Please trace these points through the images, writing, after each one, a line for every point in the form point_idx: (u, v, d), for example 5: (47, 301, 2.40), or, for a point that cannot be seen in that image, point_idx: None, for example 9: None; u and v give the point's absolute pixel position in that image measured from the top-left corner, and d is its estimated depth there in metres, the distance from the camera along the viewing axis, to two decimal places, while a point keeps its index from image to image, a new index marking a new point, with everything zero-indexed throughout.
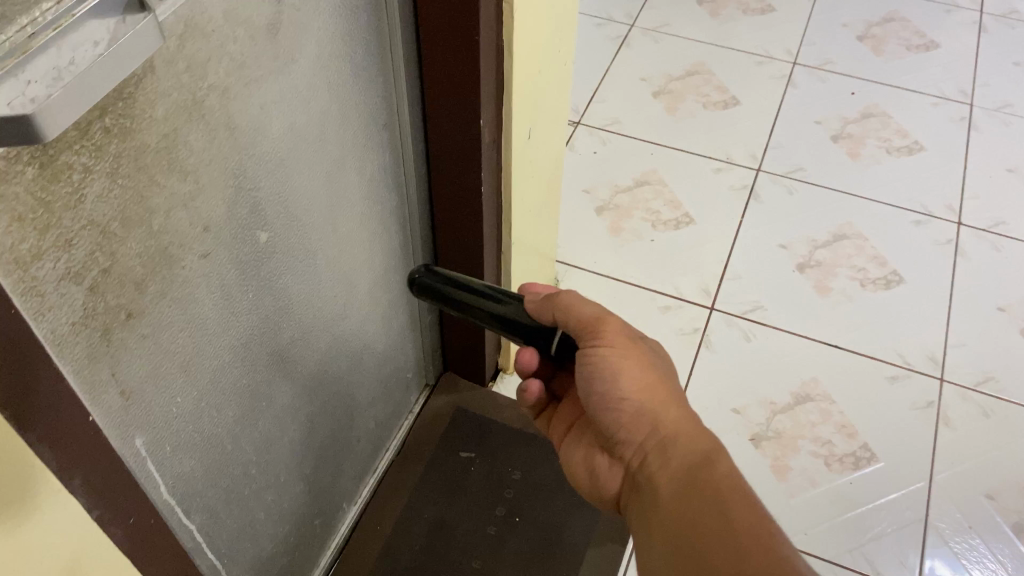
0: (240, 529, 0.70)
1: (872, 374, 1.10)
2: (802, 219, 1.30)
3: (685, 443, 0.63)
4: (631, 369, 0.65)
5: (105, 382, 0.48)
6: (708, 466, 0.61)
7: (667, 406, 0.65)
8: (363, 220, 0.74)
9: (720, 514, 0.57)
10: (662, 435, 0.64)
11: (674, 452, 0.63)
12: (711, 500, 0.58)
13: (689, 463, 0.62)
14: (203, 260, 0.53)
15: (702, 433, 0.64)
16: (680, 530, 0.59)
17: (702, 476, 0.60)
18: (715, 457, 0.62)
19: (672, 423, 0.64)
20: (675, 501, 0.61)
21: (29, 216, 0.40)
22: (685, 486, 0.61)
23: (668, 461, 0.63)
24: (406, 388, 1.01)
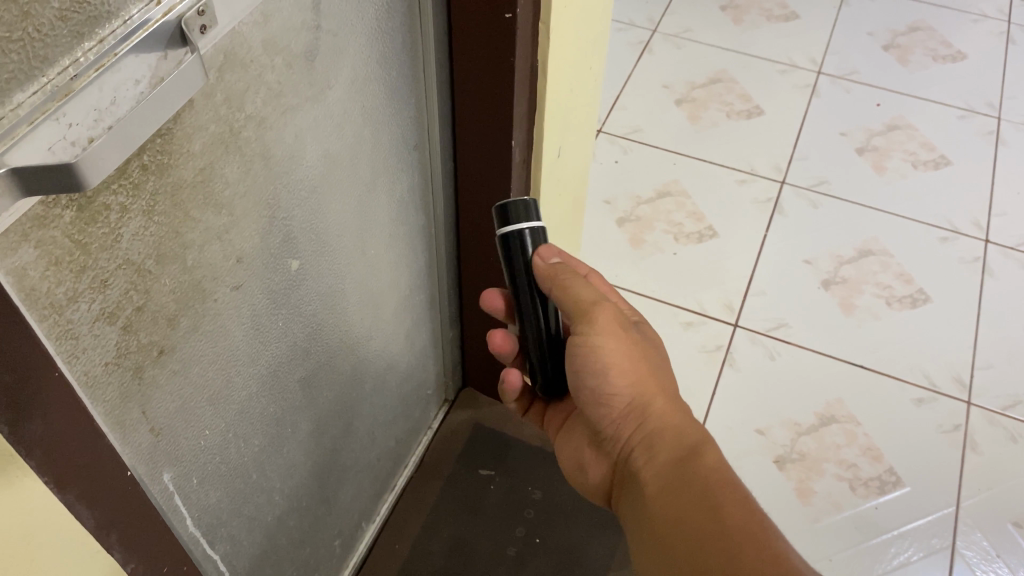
0: (263, 554, 0.69)
1: (898, 396, 1.08)
2: (827, 234, 1.28)
3: (672, 437, 0.60)
4: (622, 359, 0.61)
5: (135, 420, 0.47)
6: (695, 459, 0.57)
7: (658, 399, 0.62)
8: (391, 241, 0.73)
9: (709, 511, 0.53)
10: (648, 429, 0.61)
11: (661, 447, 0.59)
12: (699, 495, 0.54)
13: (675, 457, 0.58)
14: (236, 291, 0.52)
15: (690, 423, 0.61)
16: (667, 530, 0.55)
17: (689, 472, 0.56)
18: (703, 451, 0.58)
19: (660, 415, 0.61)
20: (662, 498, 0.57)
21: (65, 259, 0.38)
22: (670, 482, 0.57)
23: (655, 456, 0.59)
24: (426, 404, 1.00)
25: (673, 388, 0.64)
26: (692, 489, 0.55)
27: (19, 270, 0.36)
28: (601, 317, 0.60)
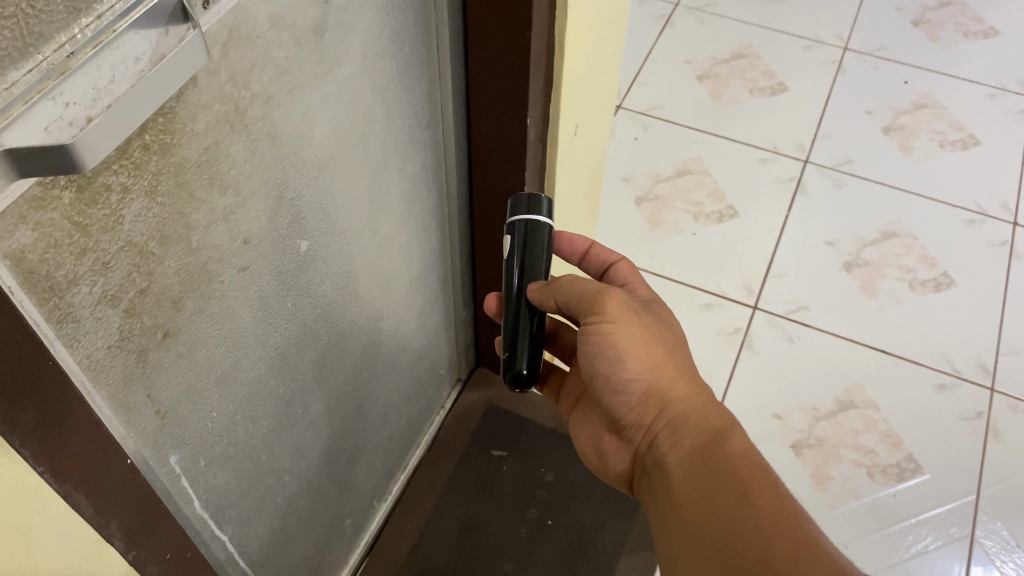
0: (273, 535, 0.69)
1: (919, 381, 1.06)
2: (850, 215, 1.26)
3: (698, 424, 0.58)
4: (636, 348, 0.59)
5: (140, 403, 0.46)
6: (723, 447, 0.56)
7: (677, 381, 0.60)
8: (402, 221, 0.72)
9: (739, 501, 0.52)
10: (673, 415, 0.59)
11: (685, 434, 0.58)
12: (727, 484, 0.53)
13: (701, 445, 0.57)
14: (243, 273, 0.51)
15: (716, 409, 0.59)
16: (696, 523, 0.53)
17: (717, 462, 0.55)
18: (729, 437, 0.56)
19: (683, 402, 0.59)
20: (690, 486, 0.55)
21: (66, 241, 0.37)
22: (698, 471, 0.56)
23: (679, 443, 0.58)
24: (439, 384, 0.99)
25: (691, 369, 0.62)
26: (720, 479, 0.54)
27: (17, 253, 0.35)
28: (607, 314, 0.59)
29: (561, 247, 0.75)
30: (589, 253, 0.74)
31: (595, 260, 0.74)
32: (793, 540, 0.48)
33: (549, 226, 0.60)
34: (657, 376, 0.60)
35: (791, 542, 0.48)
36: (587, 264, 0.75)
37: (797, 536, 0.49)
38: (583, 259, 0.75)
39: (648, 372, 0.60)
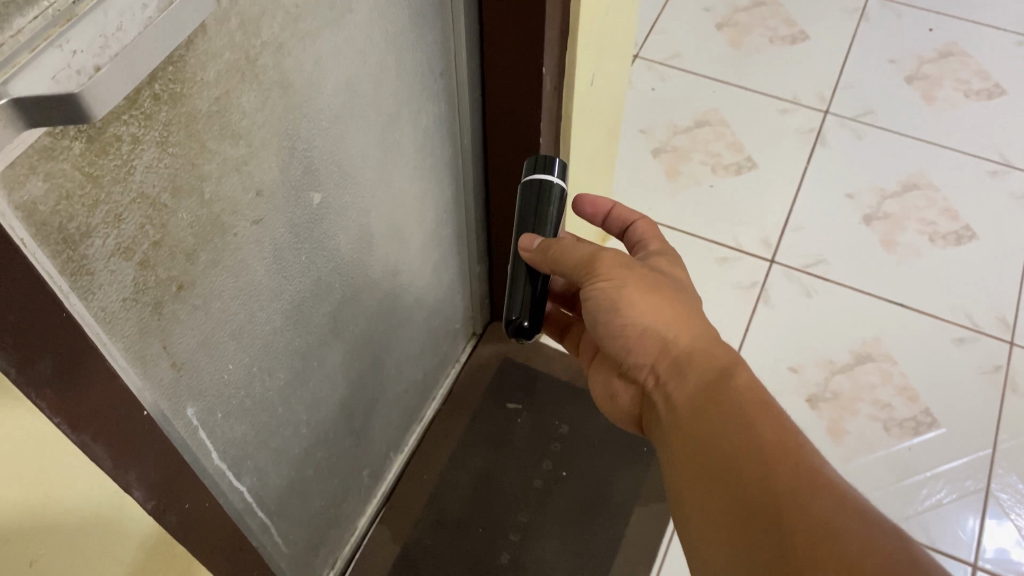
0: (291, 486, 0.70)
1: (937, 335, 1.05)
2: (871, 167, 1.23)
3: (702, 360, 0.57)
4: (635, 296, 0.59)
5: (156, 355, 0.47)
6: (726, 381, 0.55)
7: (681, 323, 0.59)
8: (416, 174, 0.71)
9: (740, 430, 0.51)
10: (676, 354, 0.58)
11: (689, 371, 0.57)
12: (729, 416, 0.52)
13: (705, 381, 0.56)
14: (257, 226, 0.51)
15: (720, 346, 0.58)
16: (699, 456, 0.52)
17: (720, 395, 0.54)
18: (733, 371, 0.55)
19: (686, 342, 0.58)
20: (692, 422, 0.54)
21: (77, 192, 0.37)
22: (700, 406, 0.55)
23: (683, 382, 0.57)
24: (454, 338, 0.99)
25: (698, 312, 0.61)
26: (721, 411, 0.53)
27: (29, 205, 0.35)
28: (603, 264, 0.59)
29: (584, 208, 0.75)
30: (612, 213, 0.74)
31: (618, 220, 0.74)
32: (799, 468, 0.47)
33: (560, 187, 0.61)
34: (658, 318, 0.59)
35: (797, 471, 0.47)
36: (610, 223, 0.75)
37: (803, 465, 0.48)
38: (607, 220, 0.75)
39: (648, 315, 0.59)
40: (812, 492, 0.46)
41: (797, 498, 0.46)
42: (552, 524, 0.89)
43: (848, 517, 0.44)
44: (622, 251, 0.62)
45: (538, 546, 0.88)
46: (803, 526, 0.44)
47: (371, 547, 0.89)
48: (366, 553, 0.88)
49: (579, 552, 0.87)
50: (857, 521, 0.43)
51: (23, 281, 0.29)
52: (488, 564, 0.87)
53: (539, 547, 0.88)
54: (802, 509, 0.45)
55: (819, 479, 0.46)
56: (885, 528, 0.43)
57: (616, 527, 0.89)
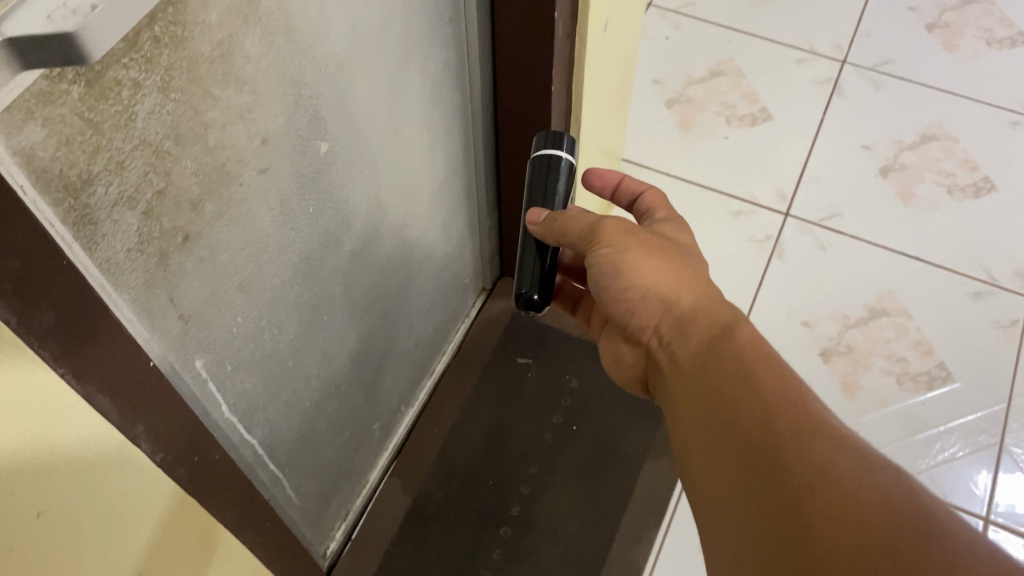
0: (302, 439, 0.70)
1: (953, 290, 1.04)
2: (890, 118, 1.21)
3: (704, 319, 0.54)
4: (637, 261, 0.57)
5: (163, 307, 0.46)
6: (728, 335, 0.51)
7: (685, 284, 0.56)
8: (425, 124, 0.69)
9: (742, 383, 0.47)
10: (678, 316, 0.55)
11: (692, 330, 0.54)
12: (731, 369, 0.48)
13: (707, 337, 0.53)
14: (263, 175, 0.50)
15: (724, 304, 0.55)
16: (698, 415, 0.49)
17: (719, 348, 0.51)
18: (736, 326, 0.52)
19: (689, 302, 0.55)
20: (695, 381, 0.51)
21: (77, 139, 0.36)
22: (703, 362, 0.51)
23: (687, 342, 0.54)
24: (464, 293, 0.99)
25: (704, 275, 0.58)
26: (723, 365, 0.49)
27: (28, 151, 0.34)
28: (603, 231, 0.58)
29: (593, 181, 0.73)
30: (622, 185, 0.72)
31: (628, 192, 0.72)
32: (797, 413, 0.44)
33: (567, 162, 0.61)
34: (659, 279, 0.57)
35: (793, 417, 0.43)
36: (620, 196, 0.73)
37: (801, 410, 0.44)
38: (618, 191, 0.73)
39: (650, 277, 0.57)
40: (809, 437, 0.42)
41: (791, 446, 0.42)
42: (562, 477, 0.89)
43: (845, 461, 0.40)
44: (627, 220, 0.60)
45: (548, 499, 0.88)
46: (796, 474, 0.41)
47: (383, 500, 0.89)
48: (378, 506, 0.89)
49: (589, 504, 0.87)
50: (855, 465, 0.40)
51: (19, 226, 0.28)
52: (498, 515, 0.87)
53: (549, 499, 0.88)
54: (803, 457, 0.41)
55: (823, 427, 0.42)
56: (886, 472, 0.39)
57: (627, 480, 0.89)
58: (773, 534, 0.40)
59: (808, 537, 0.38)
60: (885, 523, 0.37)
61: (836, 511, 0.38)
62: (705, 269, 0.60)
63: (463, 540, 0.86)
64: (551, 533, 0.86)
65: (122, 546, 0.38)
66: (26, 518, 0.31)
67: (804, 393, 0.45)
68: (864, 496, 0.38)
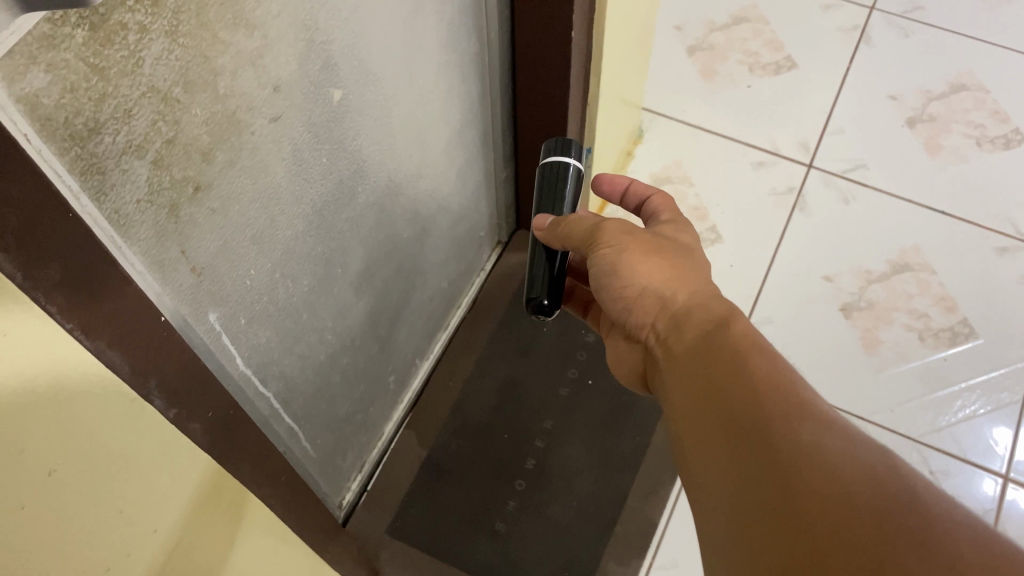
0: (317, 392, 0.69)
1: (979, 245, 1.02)
2: (918, 67, 1.17)
3: (700, 314, 0.50)
4: (636, 260, 0.54)
5: (174, 260, 0.45)
6: (722, 327, 0.48)
7: (681, 279, 0.53)
8: (440, 72, 0.68)
9: (735, 376, 0.44)
10: (675, 311, 0.52)
11: (686, 324, 0.51)
12: (723, 362, 0.45)
13: (702, 330, 0.49)
14: (275, 124, 0.48)
15: (723, 299, 0.51)
16: (688, 408, 0.47)
17: (712, 338, 0.48)
18: (731, 319, 0.49)
19: (686, 299, 0.52)
20: (687, 375, 0.48)
21: (82, 85, 0.35)
22: (696, 354, 0.48)
23: (681, 335, 0.51)
24: (479, 246, 0.97)
25: (703, 272, 0.55)
26: (715, 358, 0.46)
27: (31, 98, 0.32)
28: (605, 232, 0.54)
29: (602, 187, 0.72)
30: (629, 190, 0.70)
31: (636, 196, 0.70)
32: (794, 407, 0.41)
33: (576, 168, 0.61)
34: (655, 276, 0.53)
35: (789, 409, 0.41)
36: (628, 200, 0.70)
37: (795, 401, 0.41)
38: (626, 197, 0.71)
39: (646, 275, 0.53)
40: (803, 431, 0.39)
41: (784, 437, 0.39)
42: (577, 431, 0.89)
43: (839, 452, 0.37)
44: (629, 220, 0.57)
45: (563, 452, 0.88)
46: (788, 465, 0.38)
47: (399, 452, 0.89)
48: (393, 458, 0.89)
49: (604, 458, 0.87)
50: (856, 461, 0.37)
51: (16, 171, 0.27)
52: (512, 468, 0.87)
53: (564, 453, 0.88)
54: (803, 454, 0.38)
55: (821, 424, 0.39)
56: (882, 462, 0.37)
57: (642, 434, 0.89)
58: (772, 532, 0.37)
59: (800, 531, 0.36)
60: (881, 515, 0.34)
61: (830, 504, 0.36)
62: (706, 271, 0.56)
63: (477, 492, 0.86)
64: (566, 486, 0.86)
65: (144, 518, 0.37)
66: (31, 468, 0.29)
67: (799, 385, 0.42)
68: (859, 488, 0.36)
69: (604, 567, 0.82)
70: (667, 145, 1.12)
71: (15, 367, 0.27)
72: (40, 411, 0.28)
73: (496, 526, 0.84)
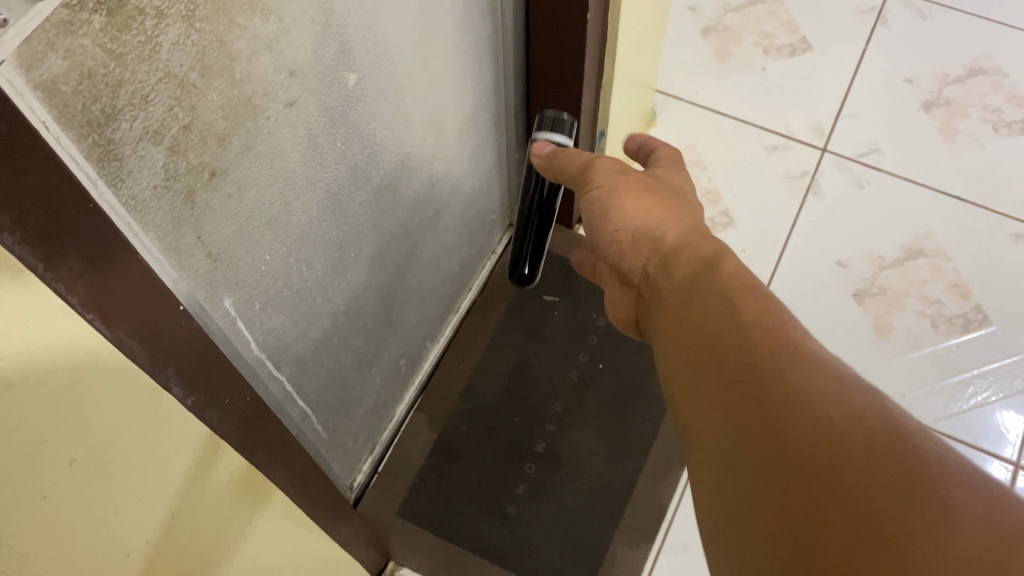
0: (330, 375, 0.69)
1: (994, 231, 1.01)
2: (935, 50, 1.16)
3: (688, 252, 0.47)
4: (625, 196, 0.52)
5: (190, 246, 0.45)
6: (712, 268, 0.44)
7: (670, 220, 0.50)
8: (454, 55, 0.67)
9: (721, 316, 0.39)
10: (663, 251, 0.48)
11: (675, 265, 0.47)
12: (709, 302, 0.41)
13: (690, 269, 0.45)
14: (290, 109, 0.48)
15: (712, 237, 0.48)
16: (672, 351, 0.42)
17: (700, 283, 0.43)
18: (719, 258, 0.45)
19: (676, 236, 0.49)
20: (673, 316, 0.43)
21: (99, 72, 0.34)
22: (682, 295, 0.44)
23: (669, 275, 0.47)
24: (490, 229, 0.97)
25: (694, 215, 0.52)
26: (700, 299, 0.42)
27: (49, 85, 0.32)
28: (596, 170, 0.54)
29: None
30: None
31: None
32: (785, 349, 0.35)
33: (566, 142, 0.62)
34: (642, 214, 0.51)
35: (778, 349, 0.35)
36: None
37: (785, 342, 0.36)
38: None
39: (633, 213, 0.51)
40: (793, 374, 0.34)
41: (770, 379, 0.34)
42: (588, 415, 0.89)
43: (830, 395, 0.32)
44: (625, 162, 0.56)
45: (573, 436, 0.88)
46: (773, 412, 0.33)
47: (410, 434, 0.89)
48: (404, 440, 0.89)
49: (614, 443, 0.87)
50: (859, 416, 0.31)
51: (43, 162, 0.27)
52: (523, 451, 0.87)
53: (574, 437, 0.88)
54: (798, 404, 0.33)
55: (815, 368, 0.34)
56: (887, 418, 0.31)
57: (653, 419, 0.89)
58: (766, 501, 0.32)
59: (799, 501, 0.30)
60: (891, 483, 0.29)
61: (823, 459, 0.30)
62: (702, 211, 0.54)
63: (488, 475, 0.86)
64: (576, 469, 0.86)
65: (162, 505, 0.37)
66: (49, 462, 0.29)
67: (787, 321, 0.37)
68: (858, 443, 0.30)
69: (614, 550, 0.82)
70: (680, 127, 1.11)
71: (42, 351, 0.27)
72: (57, 402, 0.28)
73: (506, 509, 0.84)
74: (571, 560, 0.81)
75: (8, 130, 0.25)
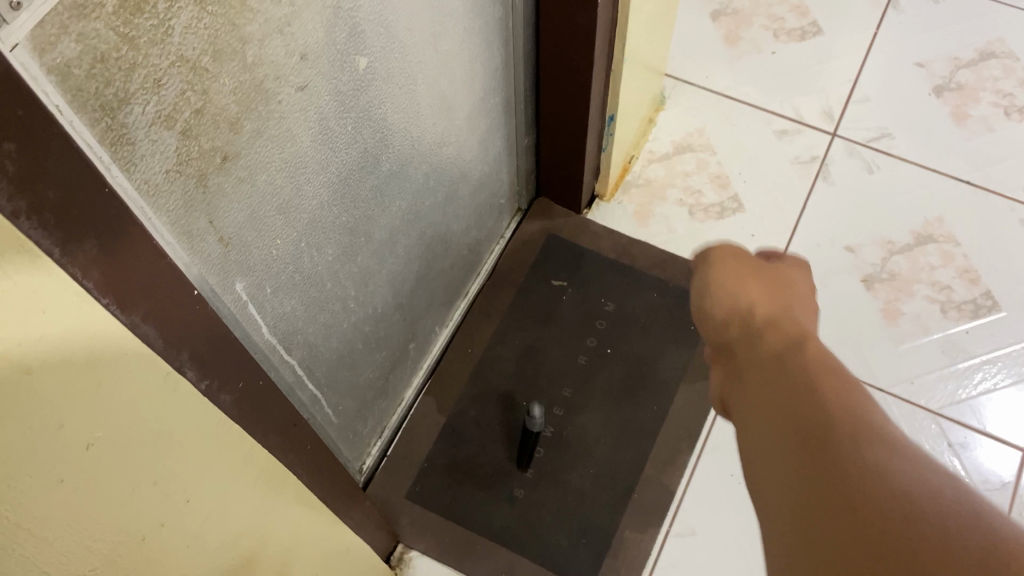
0: (340, 359, 0.70)
1: (1004, 216, 1.00)
2: (947, 33, 1.15)
3: (772, 328, 0.44)
4: (733, 264, 0.51)
5: (202, 231, 0.45)
6: (794, 347, 0.40)
7: (763, 290, 0.48)
8: (465, 38, 0.67)
9: (797, 397, 0.35)
10: (745, 320, 0.46)
11: (753, 339, 0.44)
12: (784, 380, 0.37)
13: (771, 346, 0.41)
14: (302, 93, 0.48)
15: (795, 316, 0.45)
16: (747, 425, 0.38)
17: (786, 361, 0.39)
18: (804, 337, 0.41)
19: (766, 313, 0.46)
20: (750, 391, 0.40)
21: (112, 55, 0.34)
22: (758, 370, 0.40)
23: (746, 348, 0.44)
24: (499, 214, 0.97)
25: (792, 290, 0.49)
26: (776, 377, 0.38)
27: (62, 68, 0.32)
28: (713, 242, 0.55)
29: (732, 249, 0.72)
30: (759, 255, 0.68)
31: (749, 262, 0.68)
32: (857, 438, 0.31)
33: None
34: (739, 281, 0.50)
35: (851, 436, 0.32)
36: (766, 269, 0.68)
37: (855, 424, 0.32)
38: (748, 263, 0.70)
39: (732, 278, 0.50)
40: (865, 461, 0.30)
41: (855, 458, 0.30)
42: (596, 399, 0.89)
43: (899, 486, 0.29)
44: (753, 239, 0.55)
45: (582, 420, 0.88)
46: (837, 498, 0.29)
47: (418, 417, 0.90)
48: (413, 423, 0.89)
49: (622, 428, 0.87)
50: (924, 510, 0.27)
51: (60, 147, 0.27)
52: None
53: (582, 421, 0.88)
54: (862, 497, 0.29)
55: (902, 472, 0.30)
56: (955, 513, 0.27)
57: (661, 403, 0.89)
58: None
59: None
60: None
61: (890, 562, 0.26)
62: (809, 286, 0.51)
63: (496, 459, 0.86)
64: (584, 454, 0.86)
65: (177, 489, 0.37)
66: (67, 443, 0.29)
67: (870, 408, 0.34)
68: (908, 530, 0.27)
69: (622, 534, 0.82)
70: (689, 111, 1.10)
71: (57, 335, 0.27)
72: (74, 384, 0.28)
73: (514, 493, 0.85)
74: (579, 543, 0.82)
75: (25, 115, 0.25)
